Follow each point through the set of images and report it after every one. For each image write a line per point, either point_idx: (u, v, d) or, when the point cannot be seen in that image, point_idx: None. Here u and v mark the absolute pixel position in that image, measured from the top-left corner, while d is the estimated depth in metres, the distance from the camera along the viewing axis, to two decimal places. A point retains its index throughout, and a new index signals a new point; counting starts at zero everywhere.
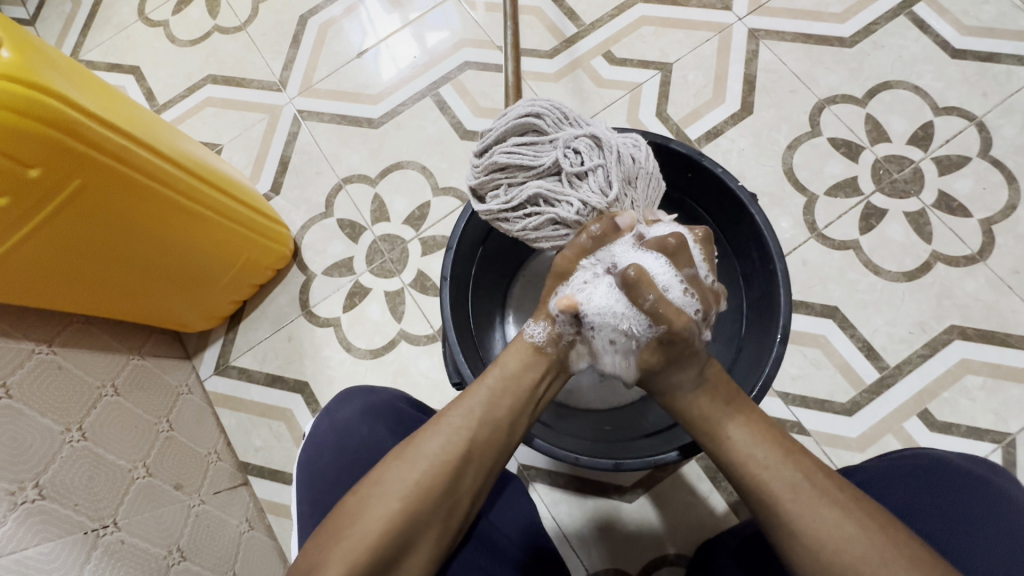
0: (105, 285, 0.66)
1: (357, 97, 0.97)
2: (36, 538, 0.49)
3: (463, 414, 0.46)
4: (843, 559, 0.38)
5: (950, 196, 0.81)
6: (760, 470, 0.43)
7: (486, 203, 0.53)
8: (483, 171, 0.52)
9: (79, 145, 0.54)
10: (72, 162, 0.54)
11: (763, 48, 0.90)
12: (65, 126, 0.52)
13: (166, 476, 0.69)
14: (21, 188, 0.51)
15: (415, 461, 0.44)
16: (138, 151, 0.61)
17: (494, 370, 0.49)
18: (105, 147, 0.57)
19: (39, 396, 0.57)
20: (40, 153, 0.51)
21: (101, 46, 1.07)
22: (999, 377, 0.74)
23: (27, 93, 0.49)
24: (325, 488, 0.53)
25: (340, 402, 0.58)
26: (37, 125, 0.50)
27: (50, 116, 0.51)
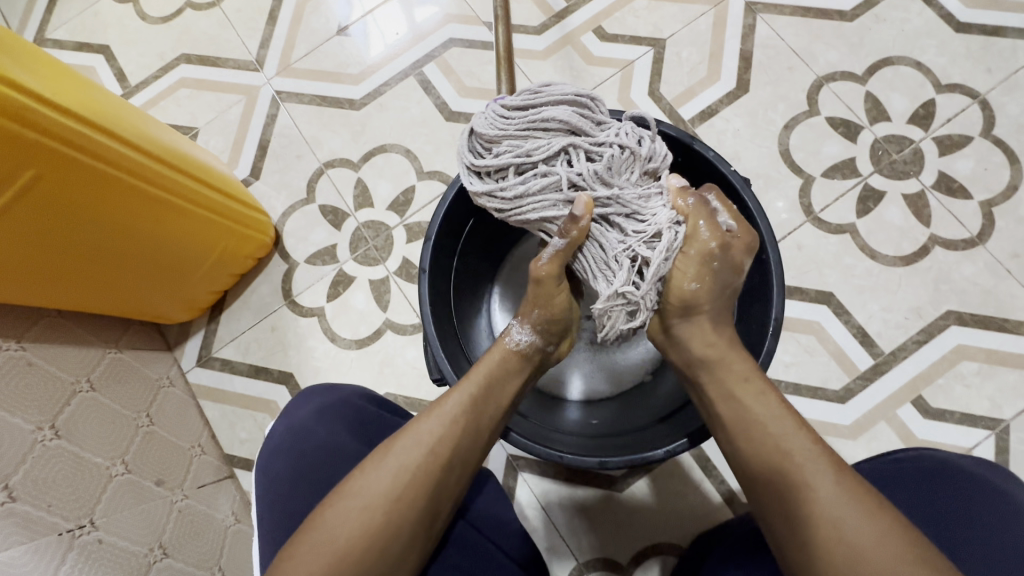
0: (72, 278, 0.63)
1: (337, 77, 0.93)
2: (7, 542, 0.48)
3: (442, 418, 0.44)
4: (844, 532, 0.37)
5: (950, 177, 0.79)
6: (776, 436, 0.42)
7: (500, 156, 0.49)
8: (517, 124, 0.49)
9: (32, 133, 0.51)
10: (25, 150, 0.51)
11: (760, 22, 0.86)
12: (17, 112, 0.49)
13: (148, 472, 0.68)
14: None
15: (393, 471, 0.41)
16: (99, 138, 0.57)
17: (469, 378, 0.48)
18: (61, 134, 0.53)
19: (7, 394, 0.55)
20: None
21: (67, 24, 1.01)
22: (995, 363, 0.73)
23: None
24: (284, 492, 0.50)
25: (296, 404, 0.56)
26: None
27: None
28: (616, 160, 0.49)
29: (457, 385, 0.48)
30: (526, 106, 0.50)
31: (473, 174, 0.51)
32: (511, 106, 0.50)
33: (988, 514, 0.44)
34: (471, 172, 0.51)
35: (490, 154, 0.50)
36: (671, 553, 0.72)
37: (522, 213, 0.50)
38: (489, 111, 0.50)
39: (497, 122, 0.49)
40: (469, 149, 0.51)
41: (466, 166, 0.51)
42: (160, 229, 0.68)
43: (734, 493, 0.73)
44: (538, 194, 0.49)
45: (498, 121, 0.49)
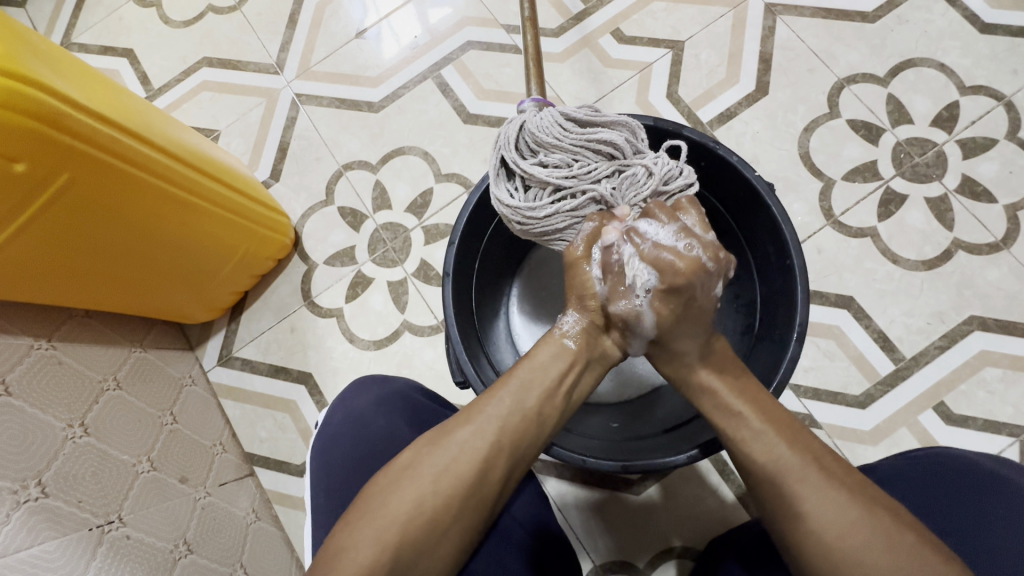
0: (101, 279, 0.65)
1: (356, 79, 0.94)
2: (40, 536, 0.49)
3: (495, 402, 0.45)
4: (846, 545, 0.37)
5: (974, 181, 0.78)
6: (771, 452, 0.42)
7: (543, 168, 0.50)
8: (569, 138, 0.50)
9: (67, 137, 0.52)
10: (59, 154, 0.52)
11: (780, 24, 0.85)
12: (53, 118, 0.50)
13: (172, 470, 0.69)
14: (7, 182, 0.49)
15: (446, 446, 0.43)
16: (129, 142, 0.59)
17: (527, 362, 0.48)
18: (94, 139, 0.55)
19: (39, 392, 0.57)
20: (26, 146, 0.49)
21: (93, 29, 1.03)
22: (1019, 369, 0.72)
23: (11, 84, 0.47)
24: (341, 478, 0.52)
25: (353, 392, 0.58)
26: (21, 118, 0.48)
27: (35, 108, 0.48)
28: (635, 188, 0.51)
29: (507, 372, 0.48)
30: (584, 122, 0.51)
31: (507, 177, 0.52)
32: (570, 118, 0.51)
33: (1005, 507, 0.43)
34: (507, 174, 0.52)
35: (534, 158, 0.51)
36: (688, 557, 0.72)
37: (545, 227, 0.51)
38: (547, 115, 0.51)
39: (548, 129, 0.50)
40: (512, 143, 0.51)
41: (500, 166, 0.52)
42: (186, 230, 0.70)
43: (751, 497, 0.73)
44: (559, 206, 0.51)
45: (555, 132, 0.50)
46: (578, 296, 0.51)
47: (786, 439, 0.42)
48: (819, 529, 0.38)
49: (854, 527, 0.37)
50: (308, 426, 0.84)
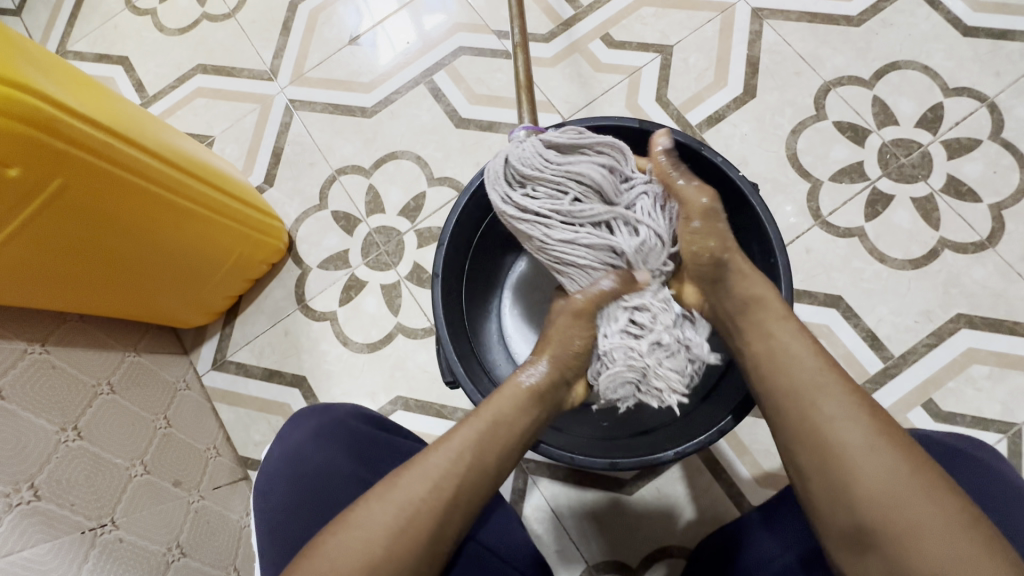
0: (96, 284, 0.65)
1: (349, 85, 0.95)
2: (32, 539, 0.49)
3: (450, 455, 0.42)
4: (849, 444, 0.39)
5: (959, 180, 0.79)
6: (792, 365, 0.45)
7: (538, 199, 0.52)
8: (558, 169, 0.51)
9: (60, 143, 0.53)
10: (53, 160, 0.53)
11: (767, 28, 0.87)
12: (48, 124, 0.51)
13: (165, 473, 0.69)
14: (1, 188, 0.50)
15: (397, 502, 0.40)
16: (123, 148, 0.59)
17: (494, 401, 0.47)
18: (87, 144, 0.55)
19: (32, 396, 0.57)
20: (20, 151, 0.50)
21: (89, 37, 1.04)
22: (1006, 367, 0.73)
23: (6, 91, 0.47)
24: (282, 518, 0.48)
25: (289, 427, 0.53)
26: (16, 124, 0.48)
27: (28, 114, 0.49)
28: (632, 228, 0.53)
29: (463, 420, 0.46)
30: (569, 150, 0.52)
31: (502, 207, 0.52)
32: (552, 145, 0.53)
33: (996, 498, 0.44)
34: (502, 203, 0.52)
35: (527, 188, 0.52)
36: (681, 556, 0.73)
37: (553, 258, 0.53)
38: (530, 146, 0.52)
39: (543, 164, 0.51)
40: (504, 175, 0.53)
41: (494, 197, 0.52)
42: (181, 234, 0.70)
43: (742, 494, 0.73)
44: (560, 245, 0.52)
45: (541, 162, 0.51)
46: (558, 345, 0.52)
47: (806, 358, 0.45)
48: (872, 475, 0.38)
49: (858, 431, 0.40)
50: None
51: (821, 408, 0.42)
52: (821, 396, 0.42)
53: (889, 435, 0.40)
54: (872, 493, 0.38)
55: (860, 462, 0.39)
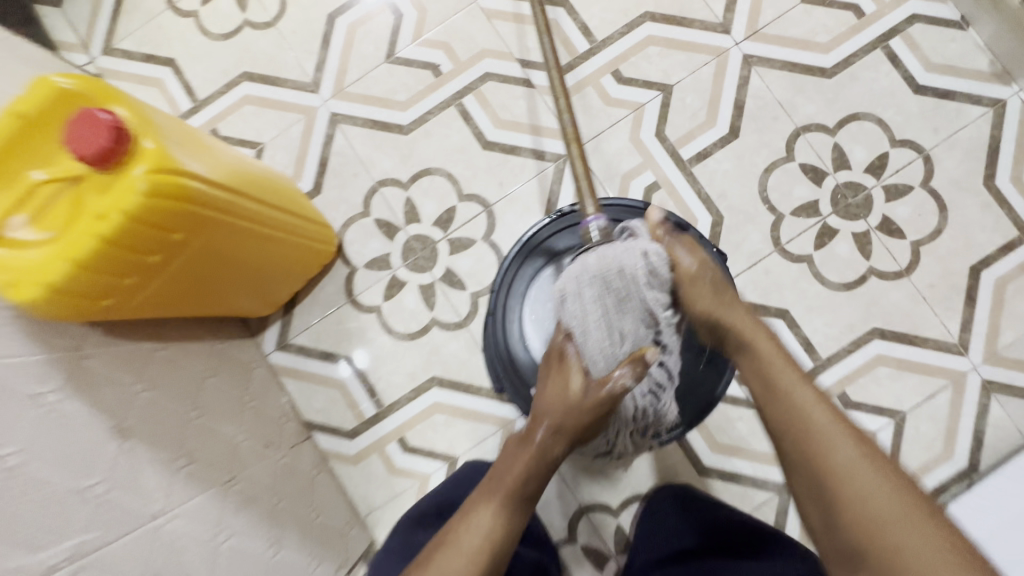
0: (201, 297, 0.81)
1: (386, 102, 1.06)
2: (193, 490, 0.71)
3: (474, 532, 0.58)
4: (834, 446, 0.53)
5: (891, 220, 0.98)
6: (790, 388, 0.58)
7: (637, 300, 0.64)
8: (650, 280, 0.65)
9: (207, 210, 0.67)
10: (203, 223, 0.67)
11: (754, 74, 1.01)
12: (202, 199, 0.65)
13: (259, 437, 0.90)
14: (168, 247, 0.65)
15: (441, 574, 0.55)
16: (242, 201, 0.74)
17: (512, 472, 0.63)
18: (223, 206, 0.70)
19: (168, 385, 0.76)
20: (183, 221, 0.64)
21: (134, 36, 1.12)
22: (904, 369, 0.95)
23: (180, 180, 0.61)
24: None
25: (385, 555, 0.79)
26: (184, 203, 0.62)
27: (192, 195, 0.63)
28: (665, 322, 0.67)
29: (474, 506, 0.61)
30: (653, 269, 0.65)
31: (613, 294, 0.64)
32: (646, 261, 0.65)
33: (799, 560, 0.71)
34: (611, 291, 0.64)
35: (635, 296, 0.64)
36: None
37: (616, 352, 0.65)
38: (638, 258, 0.64)
39: (657, 299, 0.65)
40: (613, 278, 0.63)
41: (613, 280, 0.63)
42: (265, 254, 0.86)
43: (698, 456, 0.97)
44: (625, 351, 0.66)
45: (640, 278, 0.64)
46: (578, 421, 0.65)
47: (799, 381, 0.59)
48: (835, 455, 0.53)
49: (838, 436, 0.54)
50: (356, 400, 1.04)
51: (800, 405, 0.57)
52: (799, 396, 0.57)
53: (885, 474, 0.51)
54: (830, 471, 0.52)
55: (823, 449, 0.53)
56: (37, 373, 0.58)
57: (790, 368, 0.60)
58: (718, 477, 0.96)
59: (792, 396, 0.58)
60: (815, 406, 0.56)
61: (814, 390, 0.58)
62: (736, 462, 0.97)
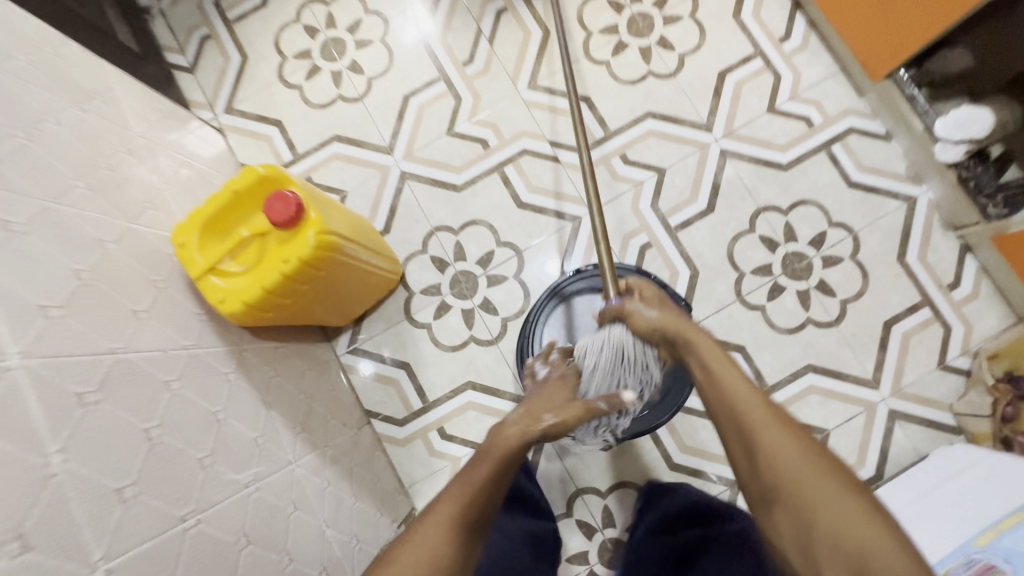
0: (311, 312, 1.11)
1: (445, 165, 1.37)
2: (307, 449, 1.01)
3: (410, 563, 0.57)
4: (737, 397, 0.71)
5: (826, 282, 1.28)
6: (710, 364, 0.77)
7: (632, 365, 0.89)
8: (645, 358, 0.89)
9: (340, 257, 0.97)
10: (335, 264, 0.98)
11: (728, 165, 1.32)
12: (339, 249, 0.96)
13: (338, 418, 1.19)
14: (313, 280, 0.95)
15: None
16: (357, 248, 1.04)
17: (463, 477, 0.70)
18: (348, 253, 1.00)
19: (286, 375, 1.07)
20: (326, 264, 0.94)
21: (250, 99, 1.43)
22: (830, 396, 1.25)
23: (332, 239, 0.91)
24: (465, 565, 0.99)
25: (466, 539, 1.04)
26: (331, 253, 0.93)
27: (336, 247, 0.94)
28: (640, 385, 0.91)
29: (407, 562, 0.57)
30: (647, 353, 0.89)
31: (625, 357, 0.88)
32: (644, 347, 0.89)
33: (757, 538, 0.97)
34: (621, 356, 0.88)
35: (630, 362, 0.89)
36: (631, 487, 1.25)
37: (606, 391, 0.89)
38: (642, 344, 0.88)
39: (645, 374, 0.90)
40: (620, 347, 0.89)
41: (624, 349, 0.88)
42: (359, 284, 1.16)
43: (670, 455, 1.26)
44: (611, 391, 0.89)
45: (639, 355, 0.88)
46: (564, 419, 0.82)
47: (716, 357, 0.77)
48: (739, 405, 0.70)
49: (742, 393, 0.71)
50: (406, 396, 1.32)
51: (715, 374, 0.75)
52: (715, 368, 0.76)
53: (771, 414, 0.68)
54: (737, 417, 0.70)
55: (733, 402, 0.71)
56: (223, 359, 0.90)
57: (713, 348, 0.79)
58: (686, 472, 1.25)
59: (710, 368, 0.76)
60: (723, 373, 0.74)
61: (727, 362, 0.76)
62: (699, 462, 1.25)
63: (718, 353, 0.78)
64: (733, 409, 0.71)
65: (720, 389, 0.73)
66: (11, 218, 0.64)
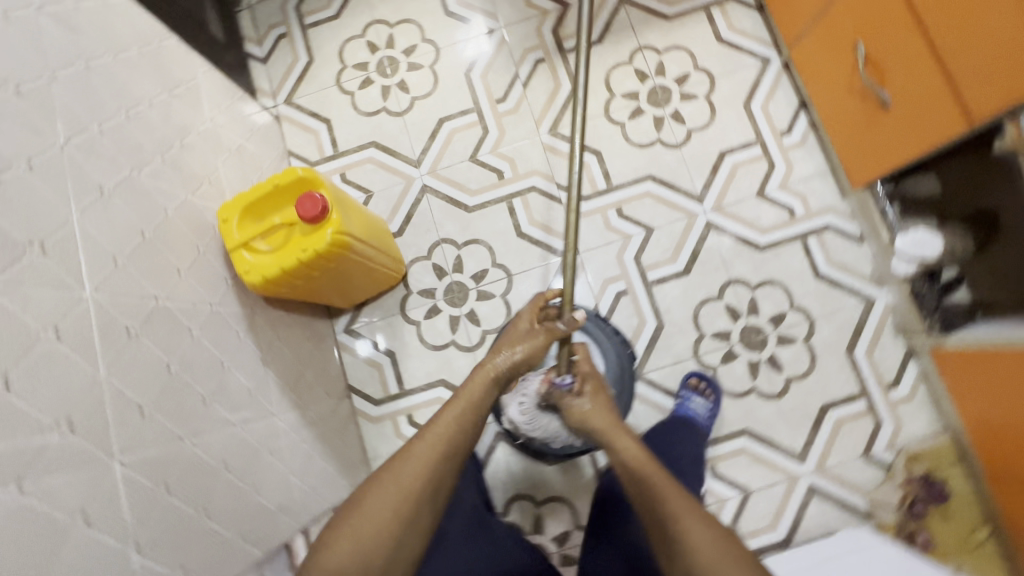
0: (318, 293, 1.29)
1: (461, 187, 1.55)
2: (288, 407, 1.18)
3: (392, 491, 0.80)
4: (648, 480, 0.82)
5: (776, 358, 1.41)
6: (625, 450, 0.89)
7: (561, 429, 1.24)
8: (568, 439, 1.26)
9: (350, 253, 1.15)
10: (345, 259, 1.15)
11: (710, 236, 1.46)
12: (350, 247, 1.13)
13: (322, 387, 1.36)
14: (322, 268, 1.13)
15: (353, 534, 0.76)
16: (366, 247, 1.22)
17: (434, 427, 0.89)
18: (357, 251, 1.18)
19: (285, 341, 1.25)
20: (337, 258, 1.12)
21: (307, 96, 1.62)
22: (758, 461, 1.37)
23: (345, 239, 1.09)
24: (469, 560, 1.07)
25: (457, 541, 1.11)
26: (342, 250, 1.11)
27: (347, 245, 1.11)
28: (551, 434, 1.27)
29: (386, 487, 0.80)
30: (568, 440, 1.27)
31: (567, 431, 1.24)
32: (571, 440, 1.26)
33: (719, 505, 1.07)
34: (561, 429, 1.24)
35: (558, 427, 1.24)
36: (564, 503, 1.40)
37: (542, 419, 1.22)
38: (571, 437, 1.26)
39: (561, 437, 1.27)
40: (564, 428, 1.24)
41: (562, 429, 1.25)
42: (364, 277, 1.33)
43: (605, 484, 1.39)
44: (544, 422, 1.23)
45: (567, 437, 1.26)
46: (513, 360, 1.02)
47: (629, 446, 0.89)
48: (651, 487, 0.81)
49: (654, 476, 0.82)
50: (386, 380, 1.49)
51: (628, 460, 0.87)
52: (629, 454, 0.88)
53: (674, 490, 0.79)
54: (650, 502, 0.80)
55: (645, 482, 0.82)
56: (237, 319, 1.08)
57: (623, 435, 0.92)
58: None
59: (625, 458, 0.88)
60: (637, 459, 0.86)
61: (635, 447, 0.89)
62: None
63: (638, 454, 0.87)
64: (645, 493, 0.81)
65: (633, 472, 0.85)
66: (104, 181, 0.83)
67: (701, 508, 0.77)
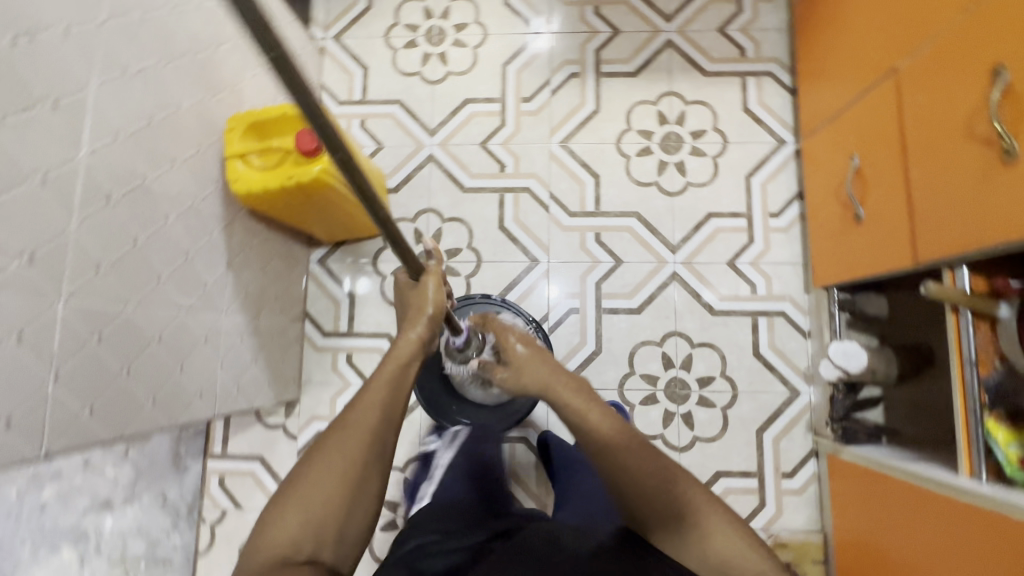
0: (300, 220, 1.39)
1: (464, 167, 1.63)
2: (238, 310, 1.29)
3: (330, 470, 0.75)
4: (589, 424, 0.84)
5: (691, 415, 1.49)
6: (563, 389, 0.89)
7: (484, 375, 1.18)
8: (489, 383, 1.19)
9: (333, 194, 1.25)
10: (328, 197, 1.25)
11: (671, 286, 1.54)
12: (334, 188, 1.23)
13: (279, 304, 1.47)
14: (305, 198, 1.23)
15: (306, 509, 0.72)
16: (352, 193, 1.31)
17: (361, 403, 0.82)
18: (342, 194, 1.27)
19: (256, 252, 1.35)
20: (320, 194, 1.22)
21: (355, 39, 1.71)
22: None
23: (330, 179, 1.19)
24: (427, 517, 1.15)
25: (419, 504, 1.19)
26: (325, 188, 1.20)
27: (331, 186, 1.21)
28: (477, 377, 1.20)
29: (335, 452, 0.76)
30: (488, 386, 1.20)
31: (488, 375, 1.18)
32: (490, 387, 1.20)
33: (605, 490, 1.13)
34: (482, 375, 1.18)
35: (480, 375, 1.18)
36: None
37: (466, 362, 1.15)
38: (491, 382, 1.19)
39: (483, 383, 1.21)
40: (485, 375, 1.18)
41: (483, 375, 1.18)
42: (346, 220, 1.43)
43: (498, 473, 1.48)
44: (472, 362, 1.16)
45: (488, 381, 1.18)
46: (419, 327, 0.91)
47: (568, 385, 0.89)
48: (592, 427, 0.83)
49: (597, 421, 0.84)
50: (339, 317, 1.59)
51: (566, 399, 0.88)
52: (566, 393, 0.89)
53: (614, 429, 0.83)
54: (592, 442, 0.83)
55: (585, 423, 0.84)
56: (215, 219, 1.18)
57: (558, 373, 0.91)
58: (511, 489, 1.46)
59: (564, 397, 0.88)
60: (576, 399, 0.87)
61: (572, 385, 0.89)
62: (517, 489, 1.47)
63: (577, 395, 0.88)
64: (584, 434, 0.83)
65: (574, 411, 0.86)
66: (131, 64, 0.93)
67: (645, 443, 0.81)
